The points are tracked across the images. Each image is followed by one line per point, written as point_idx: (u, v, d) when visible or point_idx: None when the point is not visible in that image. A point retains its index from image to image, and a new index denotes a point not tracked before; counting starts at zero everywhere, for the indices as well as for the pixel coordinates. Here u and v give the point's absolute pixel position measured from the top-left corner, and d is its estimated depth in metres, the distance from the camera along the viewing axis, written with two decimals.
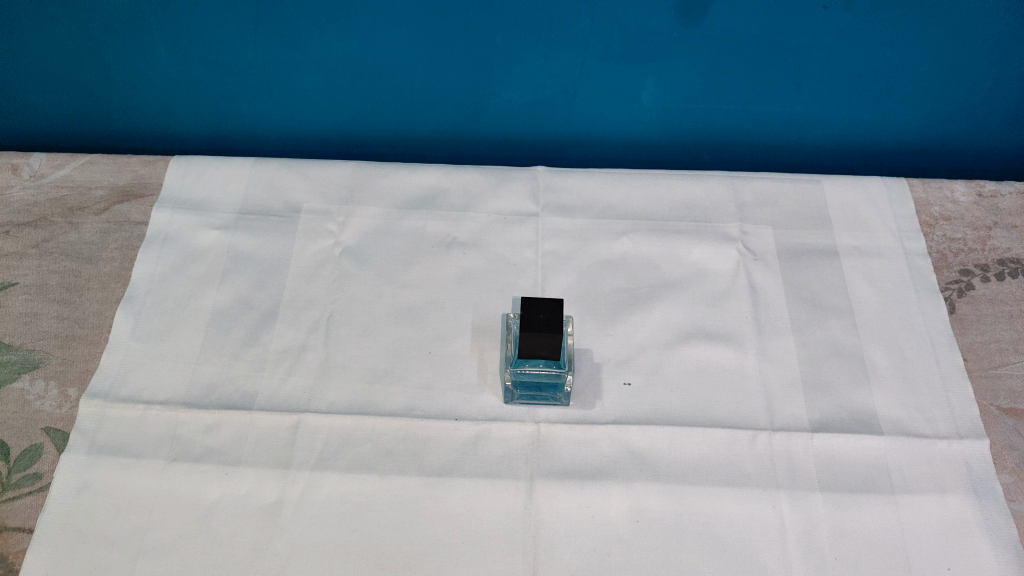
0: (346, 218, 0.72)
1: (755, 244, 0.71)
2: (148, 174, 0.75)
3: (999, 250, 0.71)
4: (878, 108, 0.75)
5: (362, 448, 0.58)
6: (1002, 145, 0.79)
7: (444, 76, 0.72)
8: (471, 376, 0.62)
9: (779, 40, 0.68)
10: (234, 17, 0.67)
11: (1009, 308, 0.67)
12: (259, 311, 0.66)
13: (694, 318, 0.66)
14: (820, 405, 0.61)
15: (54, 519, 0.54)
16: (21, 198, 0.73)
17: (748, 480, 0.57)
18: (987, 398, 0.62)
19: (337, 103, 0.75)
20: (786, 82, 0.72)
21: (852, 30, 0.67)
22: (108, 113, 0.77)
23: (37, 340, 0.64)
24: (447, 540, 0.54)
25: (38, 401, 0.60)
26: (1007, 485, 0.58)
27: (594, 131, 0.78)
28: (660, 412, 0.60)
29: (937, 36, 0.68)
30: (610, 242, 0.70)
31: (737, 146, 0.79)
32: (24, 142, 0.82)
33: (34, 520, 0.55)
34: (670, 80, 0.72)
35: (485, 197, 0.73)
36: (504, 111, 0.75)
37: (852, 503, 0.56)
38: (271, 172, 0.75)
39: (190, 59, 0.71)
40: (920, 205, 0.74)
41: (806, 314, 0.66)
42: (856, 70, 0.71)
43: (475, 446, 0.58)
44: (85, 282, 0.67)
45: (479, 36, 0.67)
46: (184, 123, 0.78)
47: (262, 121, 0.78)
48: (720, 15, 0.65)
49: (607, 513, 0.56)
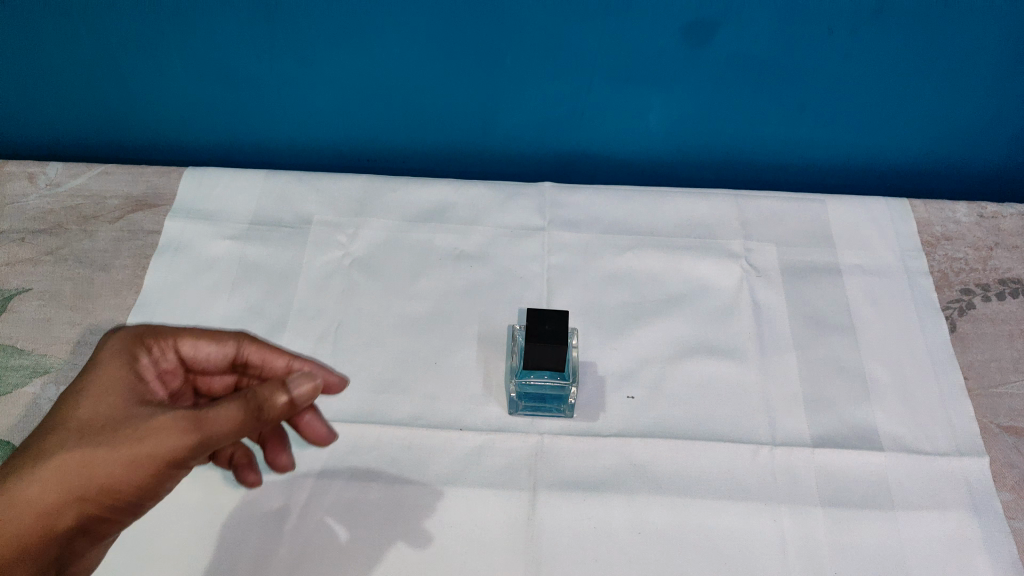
0: (355, 230, 0.73)
1: (757, 261, 0.72)
2: (162, 184, 0.77)
3: (1000, 270, 0.72)
4: (881, 129, 0.76)
5: (368, 456, 0.59)
6: (1003, 166, 0.80)
7: (455, 94, 0.73)
8: (476, 387, 0.63)
9: (784, 62, 0.69)
10: (252, 33, 0.68)
11: (1009, 327, 0.68)
12: (268, 320, 0.67)
13: (697, 333, 0.67)
14: (821, 420, 0.62)
15: (143, 334, 0.56)
16: (36, 206, 0.75)
17: (749, 493, 0.58)
18: (987, 416, 0.62)
19: (349, 118, 0.77)
20: (789, 103, 0.73)
21: (855, 52, 0.68)
22: (126, 125, 0.79)
23: (49, 346, 0.65)
24: (449, 549, 0.55)
25: (49, 405, 0.61)
26: (1007, 502, 0.58)
27: (601, 149, 0.79)
28: (663, 426, 0.61)
29: (939, 60, 0.69)
30: (614, 257, 0.71)
31: (740, 166, 0.81)
32: (41, 152, 0.83)
33: (124, 346, 0.54)
34: (677, 100, 0.73)
35: (493, 211, 0.74)
36: (512, 128, 0.77)
37: (853, 518, 0.57)
38: (283, 185, 0.76)
39: (207, 74, 0.73)
40: (922, 225, 0.74)
41: (808, 330, 0.67)
42: (859, 92, 0.72)
43: (479, 456, 0.59)
44: (98, 290, 0.69)
45: (490, 55, 0.69)
46: (199, 137, 0.80)
47: (276, 135, 0.80)
48: (725, 38, 0.67)
49: (609, 525, 0.56)
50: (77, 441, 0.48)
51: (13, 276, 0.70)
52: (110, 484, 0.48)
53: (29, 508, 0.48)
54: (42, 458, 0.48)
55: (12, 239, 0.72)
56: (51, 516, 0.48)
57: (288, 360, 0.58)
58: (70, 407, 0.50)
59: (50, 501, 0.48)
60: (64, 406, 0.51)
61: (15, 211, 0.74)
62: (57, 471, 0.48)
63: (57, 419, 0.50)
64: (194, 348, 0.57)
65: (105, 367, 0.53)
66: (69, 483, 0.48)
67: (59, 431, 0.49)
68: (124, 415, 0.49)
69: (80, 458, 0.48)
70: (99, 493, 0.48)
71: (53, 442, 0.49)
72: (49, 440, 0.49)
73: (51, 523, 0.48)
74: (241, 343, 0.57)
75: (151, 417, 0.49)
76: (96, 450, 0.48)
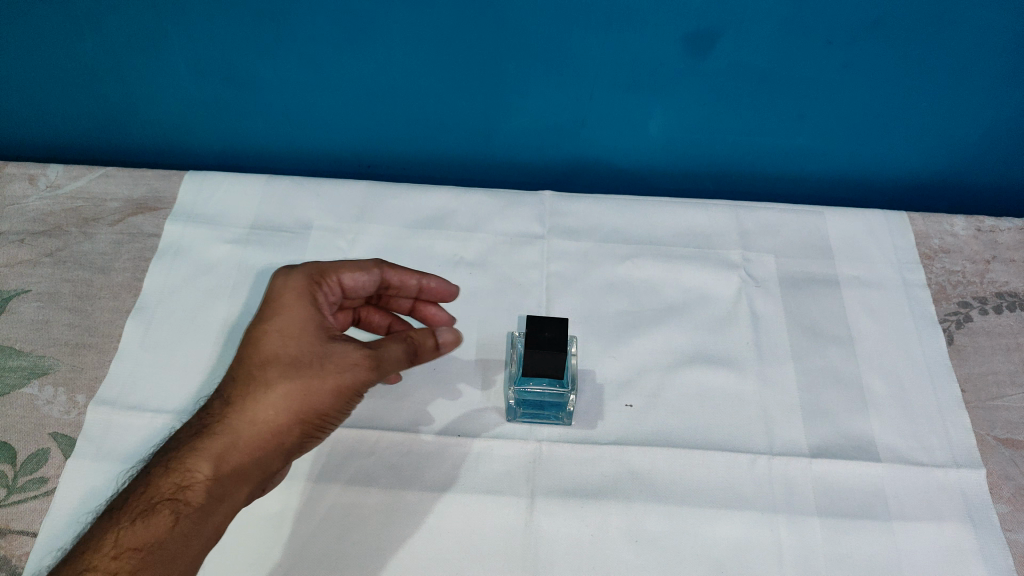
0: (356, 235, 0.73)
1: (756, 271, 0.72)
2: (162, 188, 0.77)
3: (997, 283, 0.72)
4: (878, 142, 0.77)
5: (366, 460, 0.59)
6: (1000, 180, 0.80)
7: (457, 101, 0.74)
8: (475, 394, 0.63)
9: (784, 73, 0.70)
10: (254, 38, 0.69)
11: (1006, 340, 0.68)
12: None
13: (696, 343, 0.67)
14: (818, 431, 0.62)
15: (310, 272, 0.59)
16: (36, 208, 0.75)
17: (746, 503, 0.58)
18: (984, 428, 0.63)
19: (351, 123, 0.77)
20: (789, 115, 0.74)
21: (854, 65, 0.69)
22: (129, 128, 0.80)
23: (47, 347, 0.65)
24: (447, 555, 0.55)
25: (46, 406, 0.61)
26: (1004, 514, 0.58)
27: (601, 158, 0.80)
28: (661, 435, 0.61)
29: (938, 73, 0.69)
30: (614, 266, 0.72)
31: (739, 176, 0.81)
32: (43, 153, 0.84)
33: (302, 283, 0.58)
34: (677, 110, 0.74)
35: (493, 218, 0.75)
36: (513, 136, 0.77)
37: (850, 528, 0.57)
38: (284, 189, 0.76)
39: (210, 78, 0.73)
40: (919, 238, 0.75)
41: (806, 340, 0.67)
42: (857, 105, 0.73)
43: (477, 462, 0.59)
44: (97, 291, 0.69)
45: (492, 63, 0.70)
46: (202, 140, 0.81)
47: (277, 140, 0.80)
48: (726, 49, 0.67)
49: (606, 533, 0.56)
50: (292, 373, 0.53)
51: (12, 277, 0.70)
52: (325, 411, 0.54)
53: (259, 430, 0.53)
54: (264, 388, 0.53)
55: (11, 240, 0.72)
56: (275, 439, 0.53)
57: (419, 280, 0.63)
58: (275, 344, 0.54)
59: (276, 424, 0.53)
60: (267, 340, 0.55)
61: (15, 212, 0.74)
62: (280, 399, 0.53)
63: (266, 354, 0.54)
64: (351, 282, 0.61)
65: (289, 305, 0.56)
66: (291, 408, 0.53)
67: (273, 364, 0.54)
68: (328, 350, 0.54)
69: (298, 389, 0.53)
70: (314, 419, 0.54)
71: (270, 374, 0.54)
72: (264, 372, 0.54)
73: (275, 443, 0.53)
74: (382, 270, 0.62)
75: (354, 352, 0.54)
76: (312, 381, 0.53)
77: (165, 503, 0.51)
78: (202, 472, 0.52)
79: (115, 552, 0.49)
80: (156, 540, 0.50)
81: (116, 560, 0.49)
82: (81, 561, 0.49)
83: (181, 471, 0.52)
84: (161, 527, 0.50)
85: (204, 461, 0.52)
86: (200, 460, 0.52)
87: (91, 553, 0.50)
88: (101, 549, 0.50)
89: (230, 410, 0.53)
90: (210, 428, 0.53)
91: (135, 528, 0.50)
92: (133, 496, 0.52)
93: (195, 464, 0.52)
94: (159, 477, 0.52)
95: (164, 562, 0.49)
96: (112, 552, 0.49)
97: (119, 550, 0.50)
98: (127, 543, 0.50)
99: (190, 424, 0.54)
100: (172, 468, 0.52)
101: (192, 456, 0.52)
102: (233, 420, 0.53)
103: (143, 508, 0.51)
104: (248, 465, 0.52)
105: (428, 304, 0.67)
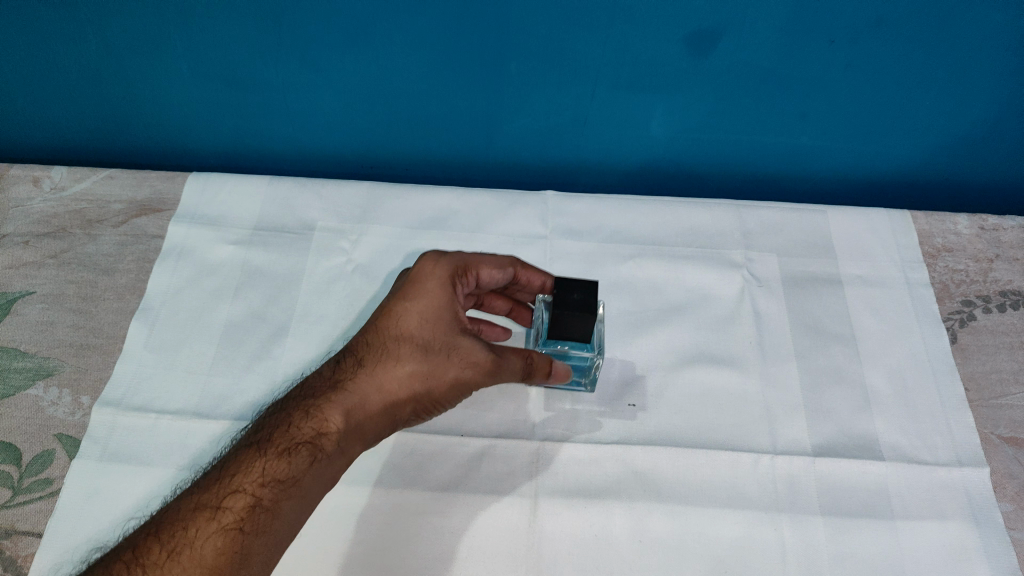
0: (359, 236, 0.73)
1: (759, 271, 0.72)
2: (166, 190, 0.77)
3: (1001, 282, 0.72)
4: (879, 142, 0.77)
5: (369, 461, 0.59)
6: (1002, 177, 0.80)
7: (459, 104, 0.74)
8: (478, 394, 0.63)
9: (784, 73, 0.69)
10: (256, 40, 0.69)
11: (1009, 339, 0.68)
12: (271, 325, 0.67)
13: (698, 342, 0.67)
14: (821, 430, 0.62)
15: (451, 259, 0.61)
16: (40, 209, 0.75)
17: (749, 502, 0.58)
18: (987, 427, 0.63)
19: (353, 126, 0.78)
20: (790, 114, 0.74)
21: (856, 64, 0.68)
22: (132, 129, 0.80)
23: (51, 348, 0.65)
24: (450, 555, 0.55)
25: (51, 407, 0.62)
26: (1007, 512, 0.58)
27: (600, 157, 0.80)
28: (664, 434, 0.61)
29: (939, 72, 0.69)
30: (617, 266, 0.72)
31: (739, 176, 0.82)
32: (47, 154, 0.85)
33: (447, 274, 0.60)
34: (678, 110, 0.74)
35: (495, 219, 0.75)
36: (513, 138, 0.78)
37: (852, 527, 0.57)
38: (287, 190, 0.76)
39: (212, 79, 0.73)
40: (923, 237, 0.75)
41: (809, 339, 0.67)
42: (857, 105, 0.73)
43: (480, 463, 0.59)
44: (101, 292, 0.69)
45: (494, 64, 0.69)
46: (203, 142, 0.81)
47: (279, 142, 0.81)
48: (727, 48, 0.67)
49: (609, 532, 0.56)
50: (423, 355, 0.56)
51: (16, 279, 0.70)
52: (440, 397, 0.57)
53: (386, 398, 0.55)
54: (396, 361, 0.56)
55: (15, 242, 0.72)
56: (395, 409, 0.56)
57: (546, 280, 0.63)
58: (412, 324, 0.58)
59: (400, 396, 0.56)
60: (404, 319, 0.58)
61: (20, 215, 0.74)
62: (408, 376, 0.56)
63: (403, 330, 0.57)
64: (486, 279, 0.62)
65: (428, 289, 0.59)
66: (415, 387, 0.56)
67: (407, 341, 0.57)
68: (456, 341, 0.57)
69: (425, 371, 0.56)
70: (430, 402, 0.57)
71: (403, 350, 0.57)
72: (398, 347, 0.57)
73: (394, 414, 0.56)
74: (515, 268, 0.62)
75: (478, 352, 0.57)
76: (437, 367, 0.56)
77: (305, 445, 0.53)
78: (332, 425, 0.54)
79: (261, 481, 0.51)
80: (294, 478, 0.52)
81: (261, 488, 0.51)
82: (230, 482, 0.52)
83: (318, 418, 0.54)
84: (299, 466, 0.52)
85: (338, 412, 0.54)
86: (335, 411, 0.54)
87: (238, 476, 0.52)
88: (249, 475, 0.52)
89: (364, 371, 0.56)
90: (346, 381, 0.56)
91: (278, 463, 0.52)
92: (275, 433, 0.54)
93: (330, 414, 0.54)
94: (300, 420, 0.54)
95: (299, 500, 0.52)
96: (258, 481, 0.51)
97: (265, 480, 0.52)
98: (271, 475, 0.52)
99: (327, 373, 0.57)
100: (312, 413, 0.54)
101: (329, 406, 0.54)
102: (367, 382, 0.56)
103: (285, 446, 0.53)
104: (373, 427, 0.56)
105: (527, 309, 0.68)
